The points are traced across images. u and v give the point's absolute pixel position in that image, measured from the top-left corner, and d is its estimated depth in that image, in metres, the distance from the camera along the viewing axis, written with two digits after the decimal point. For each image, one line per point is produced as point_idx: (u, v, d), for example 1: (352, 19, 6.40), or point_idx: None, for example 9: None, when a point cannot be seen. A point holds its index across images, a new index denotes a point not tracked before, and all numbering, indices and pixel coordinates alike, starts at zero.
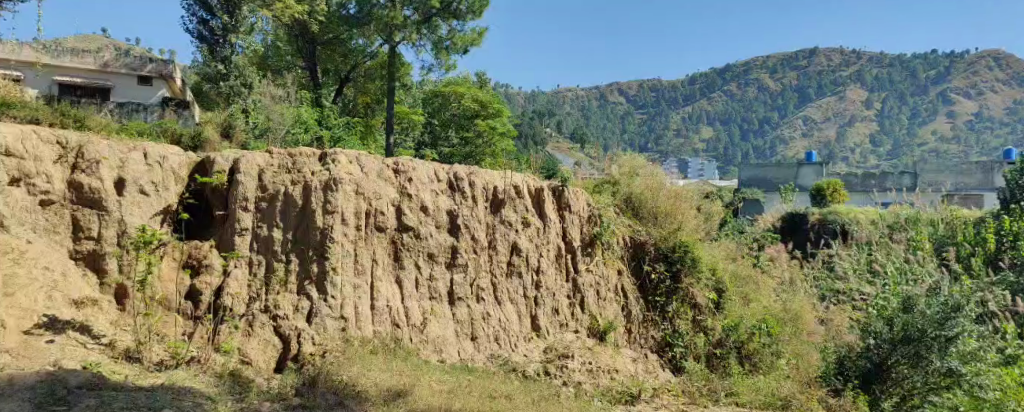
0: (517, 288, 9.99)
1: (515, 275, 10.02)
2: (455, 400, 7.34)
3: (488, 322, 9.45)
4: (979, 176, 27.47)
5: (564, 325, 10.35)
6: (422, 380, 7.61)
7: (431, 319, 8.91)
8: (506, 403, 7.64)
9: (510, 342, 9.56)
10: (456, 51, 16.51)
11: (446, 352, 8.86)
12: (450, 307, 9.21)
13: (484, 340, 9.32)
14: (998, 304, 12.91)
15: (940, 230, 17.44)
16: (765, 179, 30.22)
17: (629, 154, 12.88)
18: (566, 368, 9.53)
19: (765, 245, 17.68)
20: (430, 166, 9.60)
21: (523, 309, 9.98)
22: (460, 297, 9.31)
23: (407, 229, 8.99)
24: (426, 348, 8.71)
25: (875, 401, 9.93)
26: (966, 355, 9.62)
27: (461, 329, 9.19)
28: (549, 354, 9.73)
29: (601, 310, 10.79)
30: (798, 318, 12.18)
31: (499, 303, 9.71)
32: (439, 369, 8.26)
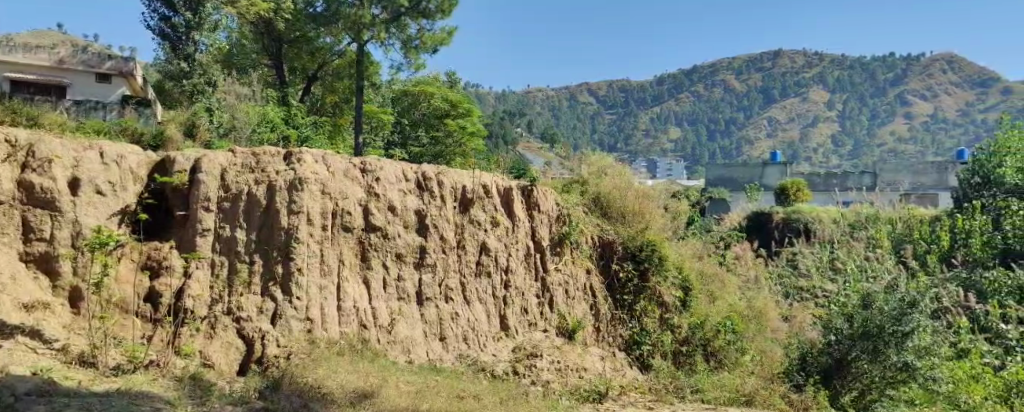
0: (485, 288, 9.99)
1: (483, 275, 10.01)
2: (421, 401, 7.31)
3: (457, 322, 9.43)
4: (934, 175, 28.13)
5: (533, 324, 10.37)
6: (389, 381, 7.57)
7: (398, 320, 8.87)
8: (473, 403, 7.62)
9: (479, 342, 9.56)
10: (426, 50, 16.45)
11: (415, 353, 8.84)
12: (419, 307, 9.18)
13: (453, 340, 9.30)
14: (952, 300, 13.27)
15: (899, 229, 17.94)
16: (730, 178, 30.60)
17: (598, 154, 12.97)
18: (535, 367, 9.59)
19: (731, 243, 17.88)
20: (397, 165, 9.55)
21: (492, 309, 9.98)
22: (428, 298, 9.28)
23: (373, 229, 8.93)
24: (394, 349, 8.67)
25: (834, 395, 10.20)
26: (922, 349, 9.83)
27: (430, 330, 9.16)
28: (518, 354, 9.76)
29: (570, 309, 10.83)
30: (761, 316, 12.37)
31: (468, 303, 9.70)
32: (405, 370, 8.22)
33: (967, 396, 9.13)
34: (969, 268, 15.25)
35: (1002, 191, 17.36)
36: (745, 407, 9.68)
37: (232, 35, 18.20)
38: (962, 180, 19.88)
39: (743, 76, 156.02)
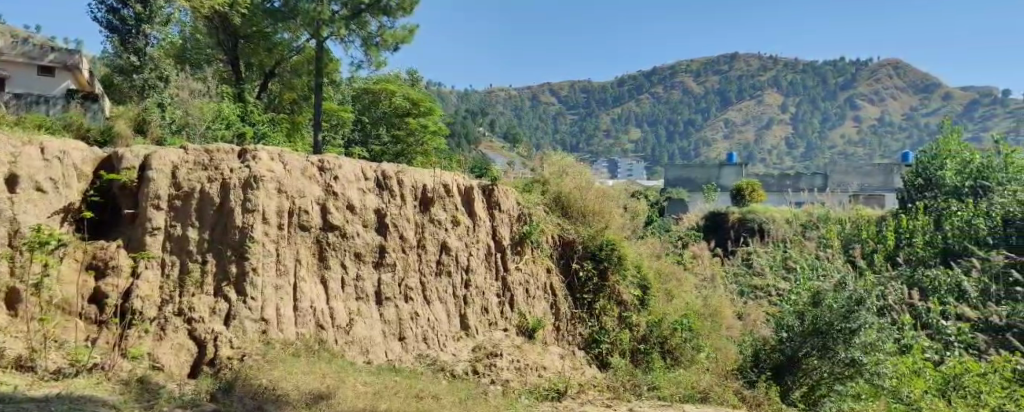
0: (446, 287, 9.96)
1: (443, 275, 9.99)
2: (379, 402, 7.25)
3: (417, 322, 9.39)
4: (881, 177, 28.89)
5: (493, 324, 10.38)
6: (346, 382, 7.50)
7: (357, 320, 8.79)
8: (432, 403, 7.57)
9: (439, 342, 9.53)
10: (386, 48, 16.30)
11: (373, 353, 8.78)
12: (378, 307, 9.11)
13: (412, 340, 9.26)
14: (897, 298, 13.66)
15: (848, 229, 18.36)
16: (688, 179, 30.98)
17: (559, 154, 13.01)
18: (494, 366, 9.58)
19: (689, 243, 18.12)
20: (357, 163, 9.45)
21: (452, 308, 9.96)
22: (387, 297, 9.22)
23: (331, 228, 8.83)
24: (352, 350, 8.61)
25: (786, 390, 10.47)
26: (869, 345, 10.12)
27: (389, 330, 9.10)
28: (477, 353, 9.76)
29: (530, 308, 10.86)
30: (717, 314, 12.55)
31: (427, 303, 9.66)
32: (363, 370, 8.14)
33: (908, 389, 9.71)
34: (911, 266, 16.13)
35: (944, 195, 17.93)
36: (702, 404, 9.79)
37: (186, 30, 17.68)
38: (906, 181, 20.36)
39: (701, 78, 158.10)
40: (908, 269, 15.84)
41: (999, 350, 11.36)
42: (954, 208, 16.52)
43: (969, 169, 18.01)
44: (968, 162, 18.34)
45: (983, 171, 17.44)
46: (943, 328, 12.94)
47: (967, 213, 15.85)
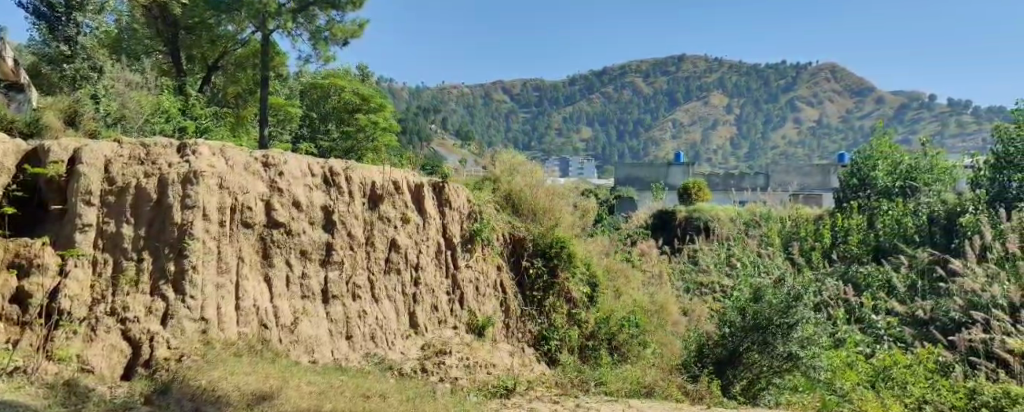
0: (394, 285, 9.86)
1: (392, 272, 9.89)
2: (323, 402, 7.12)
3: (365, 320, 9.28)
4: (819, 177, 29.65)
5: (442, 321, 10.31)
6: (290, 381, 7.36)
7: (302, 318, 8.64)
8: (379, 402, 7.46)
9: (387, 341, 9.45)
10: (335, 43, 16.02)
11: (319, 353, 8.65)
12: (324, 306, 8.95)
13: (359, 339, 9.14)
14: (830, 293, 14.22)
15: (788, 227, 18.83)
16: (636, 178, 31.40)
17: (509, 152, 12.96)
18: (443, 364, 9.55)
19: (638, 241, 18.26)
20: (303, 159, 9.26)
21: (401, 306, 9.87)
22: (334, 295, 9.07)
23: (276, 225, 8.64)
24: (297, 349, 8.46)
25: (725, 385, 10.62)
26: (806, 340, 10.42)
27: (335, 329, 8.97)
28: (426, 351, 9.71)
29: (479, 305, 10.84)
30: (663, 310, 12.71)
31: (376, 301, 9.55)
32: (307, 370, 8.00)
33: (841, 381, 10.33)
34: (847, 263, 17.14)
35: (877, 193, 19.33)
36: (647, 397, 9.88)
37: (121, 19, 16.96)
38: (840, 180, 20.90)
39: (651, 78, 160.04)
40: (844, 266, 16.64)
41: (925, 345, 12.33)
42: (885, 207, 18.16)
43: (899, 171, 19.40)
44: (898, 162, 19.63)
45: (912, 171, 19.14)
46: (874, 322, 13.61)
47: (898, 213, 17.57)
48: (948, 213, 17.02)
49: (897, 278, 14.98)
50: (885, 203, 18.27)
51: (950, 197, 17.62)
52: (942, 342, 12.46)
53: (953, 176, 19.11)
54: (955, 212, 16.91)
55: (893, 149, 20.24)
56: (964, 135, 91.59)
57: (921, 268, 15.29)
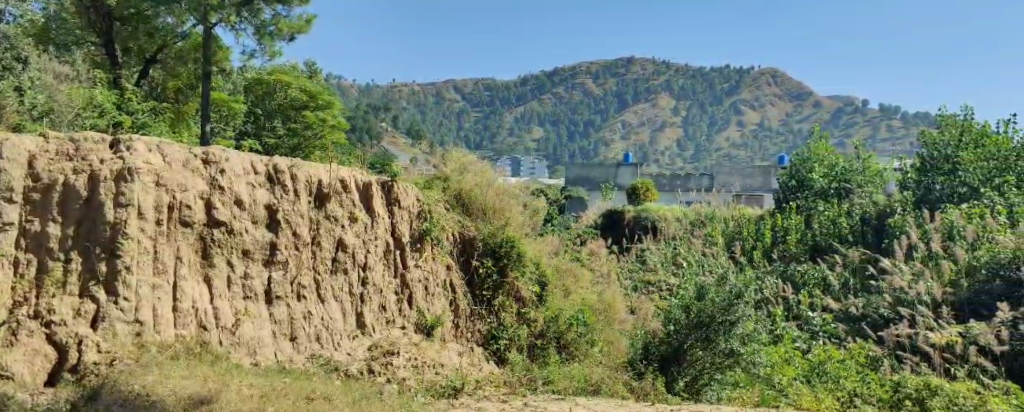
0: (342, 285, 9.68)
1: (339, 272, 9.71)
2: (265, 405, 6.90)
3: (310, 321, 9.08)
4: (760, 178, 30.21)
5: (391, 321, 10.18)
6: (230, 385, 7.10)
7: (244, 320, 8.38)
8: (322, 404, 7.26)
9: (332, 342, 9.28)
10: (280, 38, 15.28)
11: (261, 355, 8.41)
12: (267, 307, 8.71)
13: (304, 340, 8.94)
14: (769, 291, 14.67)
15: (731, 227, 19.11)
16: (585, 178, 31.71)
17: (459, 151, 12.82)
18: (390, 365, 9.39)
19: (586, 241, 18.38)
20: (246, 156, 8.94)
21: (348, 307, 9.70)
22: (278, 296, 8.83)
23: (217, 224, 8.34)
24: (238, 351, 8.20)
25: (669, 382, 10.69)
26: (746, 336, 10.76)
27: (279, 330, 8.74)
28: (374, 352, 9.56)
29: (428, 305, 10.75)
30: (610, 308, 12.82)
31: (322, 301, 9.35)
32: (248, 372, 7.75)
33: (778, 376, 10.59)
34: (786, 261, 17.56)
35: (813, 193, 19.81)
36: (594, 395, 9.88)
37: (50, 9, 16.21)
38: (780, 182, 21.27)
39: (600, 80, 161.49)
40: (783, 265, 17.03)
41: (857, 340, 12.66)
42: (821, 207, 18.68)
43: (834, 173, 19.89)
44: (835, 166, 20.12)
45: (847, 173, 19.69)
46: (810, 319, 13.98)
47: (833, 213, 18.06)
48: (878, 212, 17.89)
49: (832, 275, 15.32)
50: (822, 204, 18.76)
51: (880, 199, 18.36)
52: (872, 337, 12.85)
53: (883, 178, 19.79)
54: (885, 212, 17.87)
55: (831, 152, 20.78)
56: (897, 139, 94.92)
57: (853, 266, 15.81)
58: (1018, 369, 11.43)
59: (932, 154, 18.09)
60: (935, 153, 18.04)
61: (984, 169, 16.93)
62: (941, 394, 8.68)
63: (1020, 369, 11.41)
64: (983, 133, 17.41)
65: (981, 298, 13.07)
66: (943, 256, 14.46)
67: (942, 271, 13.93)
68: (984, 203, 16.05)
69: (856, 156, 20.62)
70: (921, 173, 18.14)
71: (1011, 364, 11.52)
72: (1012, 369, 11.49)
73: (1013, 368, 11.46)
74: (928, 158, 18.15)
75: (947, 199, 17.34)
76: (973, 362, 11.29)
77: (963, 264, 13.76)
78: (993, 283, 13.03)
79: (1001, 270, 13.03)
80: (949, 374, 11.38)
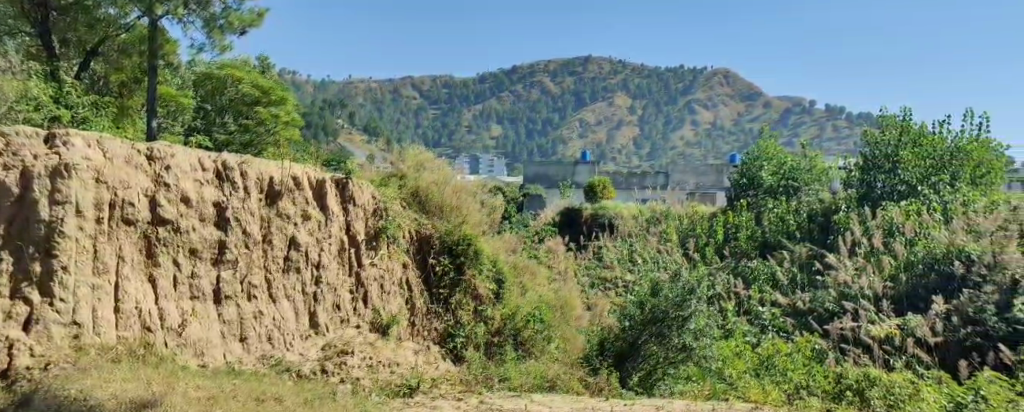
0: (294, 284, 9.46)
1: (292, 271, 9.48)
2: (213, 408, 6.63)
3: (260, 321, 8.86)
4: (713, 177, 30.65)
5: (345, 321, 10.03)
6: (176, 387, 6.83)
7: (191, 320, 8.10)
8: (272, 406, 7.04)
9: (284, 342, 9.09)
10: (231, 31, 14.75)
11: (209, 356, 8.16)
12: (216, 307, 8.44)
13: (254, 340, 8.73)
14: (723, 287, 14.83)
15: (685, 224, 19.27)
16: (542, 176, 31.75)
17: (417, 148, 12.69)
18: (344, 365, 9.20)
19: (544, 239, 18.33)
20: (193, 152, 8.60)
21: (301, 306, 9.51)
22: (227, 296, 8.57)
23: (163, 222, 8.01)
24: (185, 353, 7.93)
25: (623, 377, 10.71)
26: (698, 332, 10.84)
27: (228, 330, 8.49)
28: (327, 351, 9.38)
29: (384, 304, 10.62)
30: (568, 305, 12.74)
31: (274, 301, 9.14)
32: (196, 374, 7.48)
33: (726, 368, 10.64)
34: (737, 258, 17.78)
35: (763, 192, 20.14)
36: (550, 391, 9.79)
37: None
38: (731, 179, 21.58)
39: (558, 79, 162.07)
40: (735, 261, 17.24)
41: (806, 334, 12.86)
42: (771, 205, 18.94)
43: (784, 171, 20.21)
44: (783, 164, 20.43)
45: (794, 170, 20.03)
46: (760, 313, 14.19)
47: (781, 211, 18.36)
48: (824, 210, 18.25)
49: (782, 272, 15.55)
50: (771, 202, 19.01)
51: (827, 196, 18.71)
52: (816, 331, 13.24)
53: (830, 176, 20.17)
54: (830, 210, 18.21)
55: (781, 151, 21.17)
56: (843, 139, 97.39)
57: (800, 262, 16.10)
58: (950, 359, 11.83)
59: (874, 153, 18.40)
60: (878, 152, 18.36)
61: (921, 167, 17.45)
62: (879, 385, 8.75)
63: (954, 359, 11.80)
64: (921, 133, 17.87)
65: (918, 292, 13.71)
66: (884, 252, 14.77)
67: (882, 266, 14.17)
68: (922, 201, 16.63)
69: (803, 155, 20.95)
70: (864, 172, 18.52)
71: (944, 355, 11.88)
72: (944, 359, 11.87)
73: (946, 358, 11.84)
74: (871, 158, 18.47)
75: (888, 196, 17.70)
76: (910, 353, 11.59)
77: (902, 259, 14.11)
78: (928, 278, 13.70)
79: (936, 264, 13.74)
80: (888, 364, 11.55)
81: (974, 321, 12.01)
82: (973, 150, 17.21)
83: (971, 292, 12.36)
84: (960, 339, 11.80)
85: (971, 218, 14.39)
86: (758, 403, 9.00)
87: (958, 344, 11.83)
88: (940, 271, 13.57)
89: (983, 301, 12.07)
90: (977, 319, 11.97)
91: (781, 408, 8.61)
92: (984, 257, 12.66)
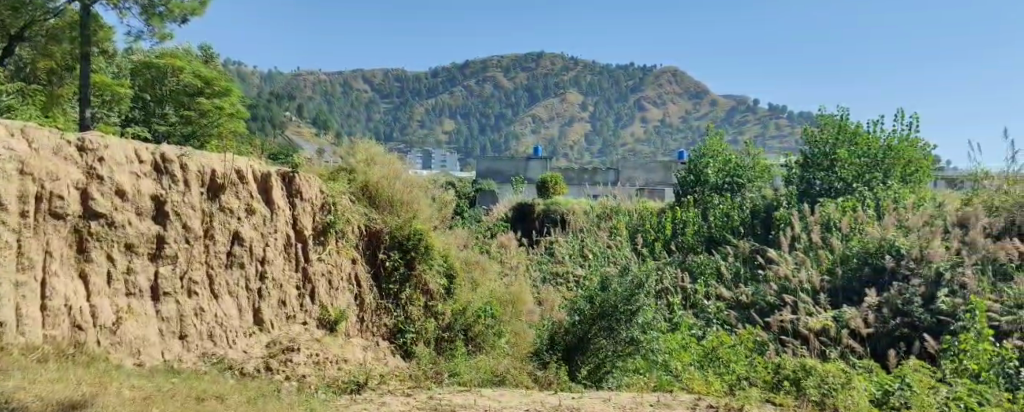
0: (237, 280, 9.07)
1: (235, 267, 9.08)
2: (149, 409, 6.27)
3: (201, 318, 8.43)
4: (663, 174, 30.93)
5: (291, 317, 9.67)
6: (109, 388, 6.46)
7: (126, 318, 7.68)
8: (213, 405, 6.71)
9: (226, 339, 8.65)
10: (171, 19, 13.54)
11: (146, 355, 7.74)
12: (153, 304, 8.03)
13: (195, 338, 8.28)
14: (669, 282, 14.93)
15: (635, 219, 19.32)
16: (497, 172, 31.57)
17: (368, 142, 12.31)
18: (290, 362, 8.81)
19: (496, 234, 18.18)
20: (128, 144, 8.18)
21: (245, 302, 9.10)
22: (165, 292, 8.16)
23: (95, 216, 7.63)
24: (119, 352, 7.51)
25: (572, 370, 10.64)
26: (645, 325, 10.82)
27: (167, 328, 8.08)
28: (272, 348, 8.97)
29: (332, 300, 10.33)
30: (518, 300, 12.52)
31: (216, 298, 8.72)
32: (131, 374, 7.11)
33: (676, 360, 10.80)
34: (683, 253, 17.91)
35: (708, 189, 20.28)
36: (499, 385, 9.62)
37: None
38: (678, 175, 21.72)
39: (510, 74, 161.90)
40: (681, 256, 17.39)
41: (750, 327, 12.99)
42: (717, 200, 19.12)
43: (728, 168, 20.45)
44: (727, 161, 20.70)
45: (738, 168, 20.30)
46: (704, 307, 14.31)
47: (726, 206, 18.48)
48: (766, 206, 18.41)
49: (725, 266, 15.72)
50: (717, 198, 19.18)
51: (769, 193, 18.99)
52: (758, 323, 13.38)
53: (772, 173, 20.49)
54: (772, 205, 18.44)
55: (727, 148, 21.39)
56: (784, 138, 99.45)
57: (744, 257, 16.27)
58: (880, 350, 12.07)
59: (814, 151, 18.71)
60: (816, 151, 18.68)
61: (856, 166, 17.89)
62: (814, 374, 8.77)
63: (884, 350, 12.03)
64: (855, 132, 18.26)
65: (852, 286, 13.67)
66: (822, 247, 15.03)
67: (819, 260, 14.39)
68: (858, 198, 16.99)
69: (746, 153, 21.19)
70: (804, 170, 18.77)
71: (875, 346, 12.12)
72: (875, 350, 12.11)
73: (876, 349, 12.08)
74: (809, 156, 18.78)
75: (825, 194, 18.07)
76: (843, 344, 11.80)
77: (838, 253, 14.27)
78: (862, 270, 13.78)
79: (869, 258, 13.90)
80: (824, 356, 11.71)
81: (903, 312, 12.26)
82: (903, 150, 17.77)
83: (899, 285, 12.74)
84: (889, 329, 12.06)
85: (902, 215, 14.80)
86: (700, 394, 9.01)
87: (887, 335, 12.08)
88: (873, 266, 13.75)
89: (912, 294, 12.41)
90: (905, 311, 12.24)
91: (721, 398, 8.62)
92: (912, 251, 13.18)
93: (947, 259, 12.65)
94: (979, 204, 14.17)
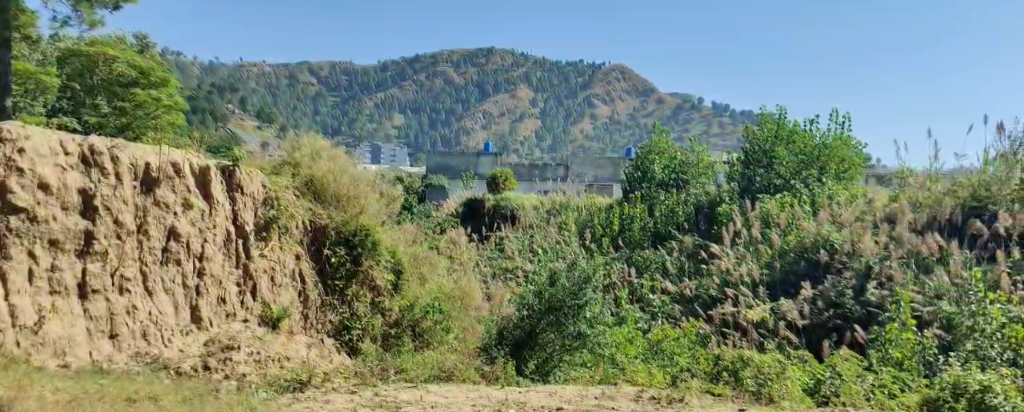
0: (174, 277, 8.62)
1: (171, 263, 8.62)
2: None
3: (133, 317, 8.01)
4: (609, 170, 31.13)
5: (231, 315, 9.30)
6: (30, 391, 6.06)
7: (49, 318, 7.23)
8: (144, 406, 6.34)
9: (162, 338, 8.25)
10: (100, 4, 12.18)
11: (71, 356, 7.30)
12: (81, 302, 7.59)
13: (126, 338, 7.87)
14: (615, 277, 14.92)
15: (583, 215, 19.33)
16: (446, 166, 31.19)
17: (312, 136, 11.88)
18: (229, 360, 8.44)
19: (445, 230, 17.93)
20: (54, 134, 7.69)
21: (182, 300, 8.68)
22: (94, 291, 7.71)
23: (15, 211, 7.18)
24: (41, 353, 7.06)
25: (519, 365, 10.36)
26: (592, 319, 10.83)
27: (95, 327, 7.65)
28: (211, 347, 8.58)
29: (275, 297, 9.97)
30: (465, 296, 12.35)
31: (151, 295, 8.29)
32: (54, 376, 6.69)
33: (621, 353, 10.80)
34: (630, 247, 17.95)
35: (655, 185, 20.39)
36: (445, 380, 9.44)
37: None
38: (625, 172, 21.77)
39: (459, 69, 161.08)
40: (627, 250, 17.45)
41: (693, 319, 13.05)
42: (662, 196, 19.23)
43: (672, 166, 20.62)
44: (672, 158, 20.84)
45: (683, 166, 20.47)
46: (650, 301, 14.32)
47: (672, 202, 18.61)
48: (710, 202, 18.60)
49: (671, 261, 15.80)
50: (663, 194, 19.27)
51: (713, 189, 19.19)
52: (701, 316, 13.48)
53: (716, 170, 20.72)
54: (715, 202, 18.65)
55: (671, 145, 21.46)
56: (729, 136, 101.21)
57: (689, 252, 16.39)
58: (815, 344, 12.19)
59: (752, 149, 18.98)
60: (755, 148, 18.94)
61: (792, 164, 18.18)
62: (751, 365, 8.77)
63: (817, 342, 12.18)
64: (793, 130, 18.59)
65: (790, 280, 13.88)
66: (763, 242, 15.21)
67: (761, 254, 14.54)
68: (795, 195, 17.33)
69: (690, 150, 21.35)
70: (744, 167, 18.98)
71: (810, 339, 12.28)
72: (810, 344, 12.22)
73: (811, 342, 12.20)
74: (748, 154, 19.03)
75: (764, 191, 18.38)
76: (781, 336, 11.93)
77: (778, 248, 14.42)
78: (798, 264, 13.99)
79: (806, 253, 14.09)
80: (762, 347, 11.78)
81: (837, 305, 12.48)
82: (838, 148, 18.08)
83: (832, 279, 12.95)
84: (824, 321, 12.25)
85: (835, 211, 15.13)
86: (644, 386, 8.97)
87: (821, 326, 12.27)
88: (809, 260, 13.97)
89: (843, 288, 12.69)
90: (839, 303, 12.47)
91: (664, 390, 8.59)
92: (845, 246, 13.39)
93: (878, 253, 12.86)
94: (907, 199, 14.54)
